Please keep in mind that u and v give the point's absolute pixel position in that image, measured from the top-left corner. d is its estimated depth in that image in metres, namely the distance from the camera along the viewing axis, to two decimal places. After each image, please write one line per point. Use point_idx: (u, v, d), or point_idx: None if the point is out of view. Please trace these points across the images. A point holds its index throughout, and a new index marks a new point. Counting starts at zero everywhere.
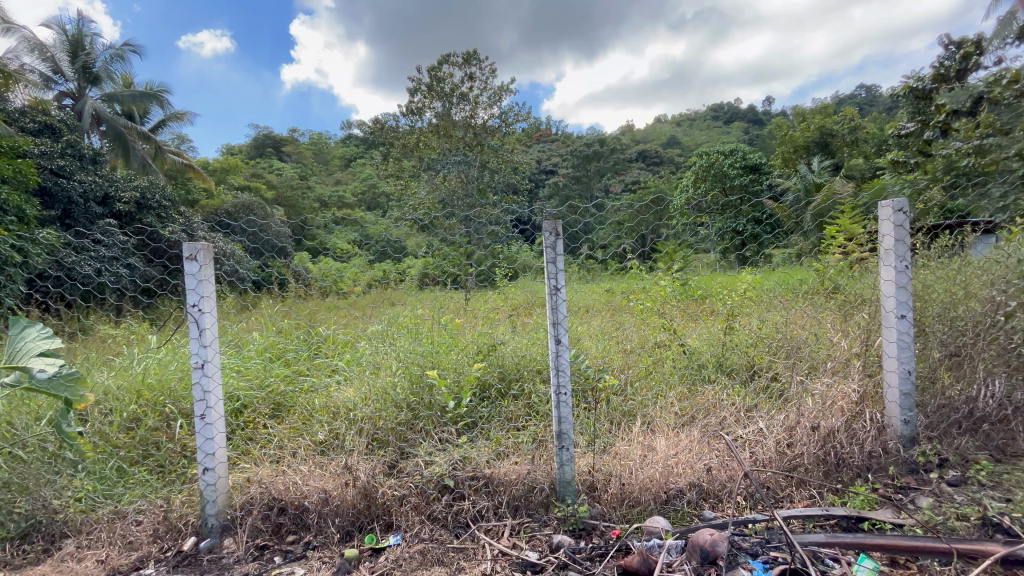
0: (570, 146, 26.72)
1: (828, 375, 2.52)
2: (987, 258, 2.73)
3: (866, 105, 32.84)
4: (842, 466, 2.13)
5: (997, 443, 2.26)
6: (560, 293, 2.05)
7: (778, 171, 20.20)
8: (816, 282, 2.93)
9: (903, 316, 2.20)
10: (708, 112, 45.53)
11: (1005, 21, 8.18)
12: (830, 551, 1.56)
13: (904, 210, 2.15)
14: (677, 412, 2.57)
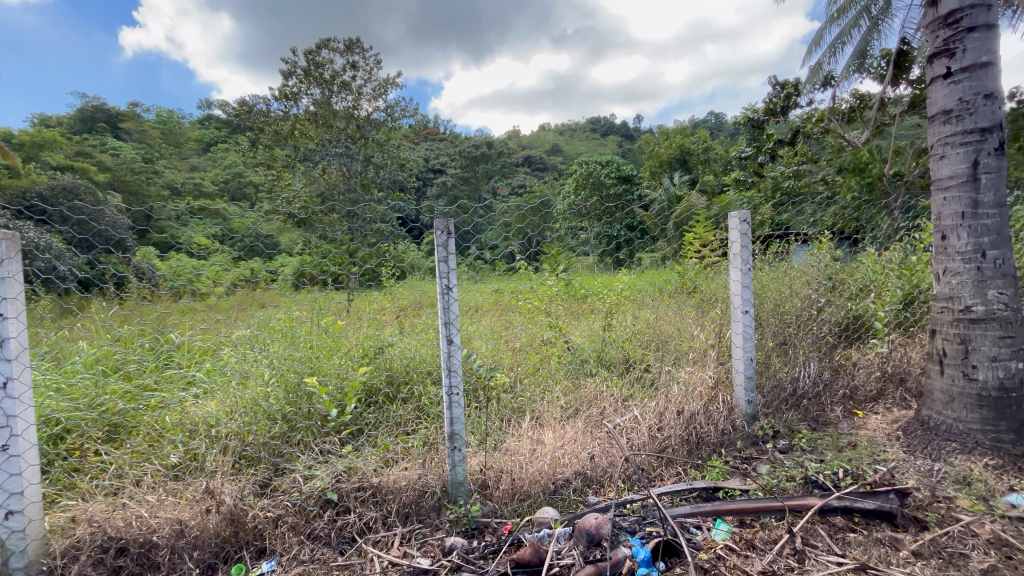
0: (458, 147, 26.79)
1: (690, 363, 2.89)
2: (806, 263, 3.33)
3: (715, 129, 38.02)
4: (701, 444, 2.42)
5: (813, 414, 2.75)
6: (452, 293, 2.04)
7: (646, 183, 22.44)
8: (678, 282, 3.46)
9: (747, 311, 2.55)
10: (587, 124, 48.88)
11: (814, 70, 10.09)
12: (694, 520, 1.75)
13: (747, 220, 2.49)
14: (563, 405, 2.71)
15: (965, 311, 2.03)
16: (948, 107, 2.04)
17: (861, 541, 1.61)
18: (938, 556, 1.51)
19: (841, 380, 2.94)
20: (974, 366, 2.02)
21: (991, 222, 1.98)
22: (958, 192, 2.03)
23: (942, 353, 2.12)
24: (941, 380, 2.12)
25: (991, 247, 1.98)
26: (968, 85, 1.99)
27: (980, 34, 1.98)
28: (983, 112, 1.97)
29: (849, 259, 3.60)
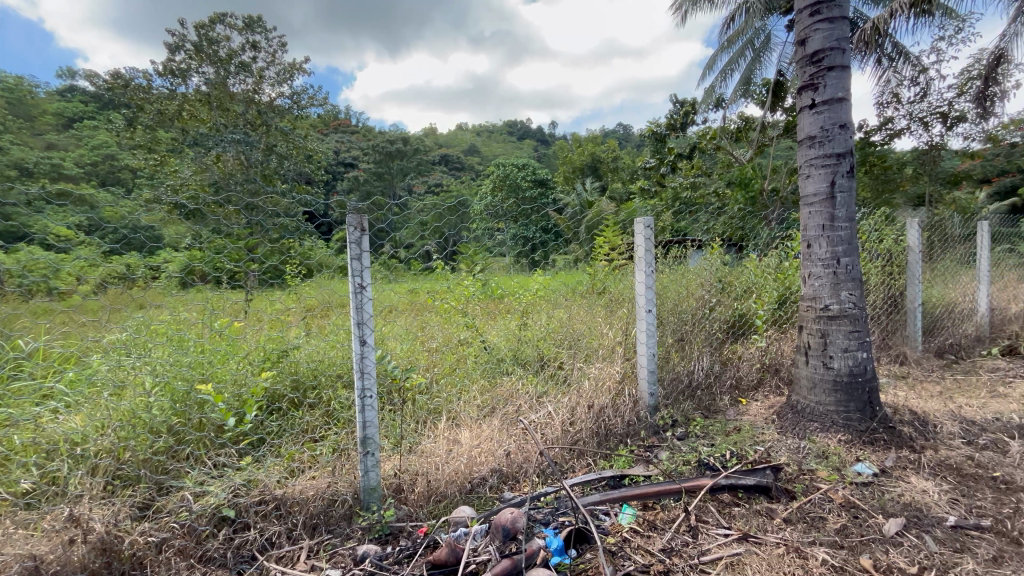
0: (371, 141, 25.80)
1: (600, 359, 3.05)
2: (700, 266, 3.68)
3: (623, 140, 40.62)
4: (609, 435, 2.60)
5: (705, 403, 3.06)
6: (366, 291, 1.97)
7: (560, 188, 23.37)
8: (589, 283, 3.43)
9: (649, 310, 2.76)
10: (504, 127, 49.56)
11: (708, 92, 11.16)
12: (603, 507, 1.85)
13: (650, 227, 2.69)
14: (478, 404, 2.72)
15: (824, 309, 2.37)
16: (812, 134, 2.37)
17: (744, 514, 1.81)
18: (803, 521, 1.74)
19: (728, 372, 3.29)
20: (830, 356, 2.35)
21: (844, 233, 2.32)
22: (819, 207, 2.36)
23: (807, 346, 2.45)
24: (806, 369, 2.45)
25: (844, 254, 2.32)
26: (828, 116, 2.32)
27: (837, 73, 2.32)
28: (838, 139, 2.30)
29: (737, 263, 4.01)
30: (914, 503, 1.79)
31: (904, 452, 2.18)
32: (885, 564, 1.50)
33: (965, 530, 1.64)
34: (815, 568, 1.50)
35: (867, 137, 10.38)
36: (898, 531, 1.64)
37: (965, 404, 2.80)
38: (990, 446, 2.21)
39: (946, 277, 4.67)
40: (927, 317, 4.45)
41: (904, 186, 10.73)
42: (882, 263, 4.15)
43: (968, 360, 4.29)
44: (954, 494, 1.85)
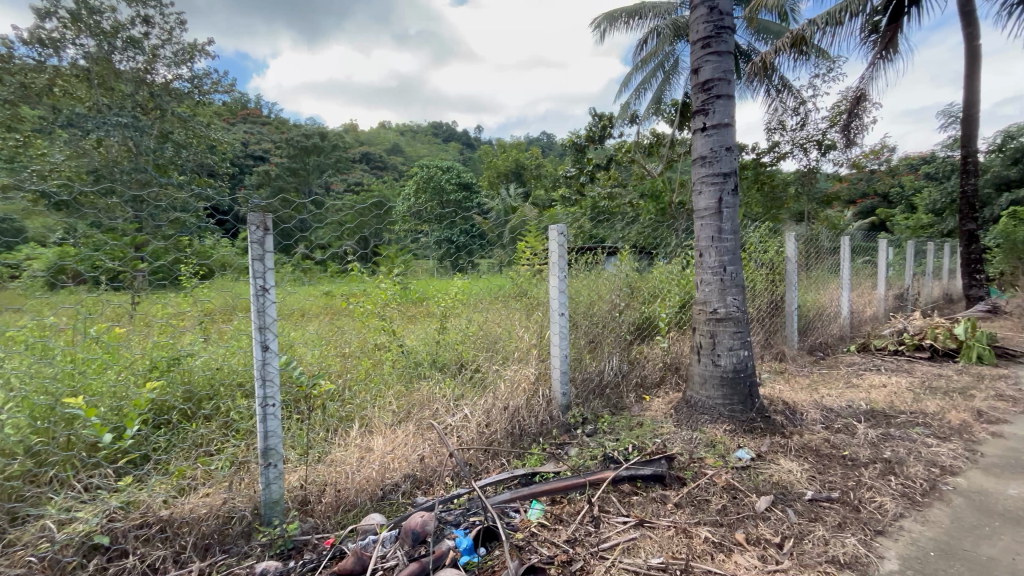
0: (284, 134, 24.25)
1: (515, 362, 3.14)
2: (611, 272, 3.90)
3: (546, 148, 41.93)
4: (523, 435, 2.67)
5: (613, 401, 3.25)
6: (269, 294, 1.87)
7: (484, 192, 23.60)
8: (511, 287, 3.52)
9: (562, 313, 2.89)
10: (428, 128, 48.93)
11: (624, 107, 11.86)
12: (512, 504, 1.90)
13: (563, 234, 2.82)
14: (393, 410, 2.68)
15: (713, 313, 2.63)
16: (704, 154, 2.62)
17: (641, 502, 1.96)
18: (691, 504, 1.92)
19: (635, 371, 3.52)
20: (718, 354, 2.61)
21: (730, 244, 2.59)
22: (709, 221, 2.61)
23: (699, 346, 2.69)
24: (699, 366, 2.69)
25: (729, 263, 2.59)
26: (716, 139, 2.59)
27: (724, 101, 2.59)
28: (724, 160, 2.57)
29: (645, 270, 4.30)
30: (781, 482, 2.04)
31: (777, 438, 2.48)
32: (756, 537, 1.70)
33: (819, 502, 1.91)
34: (698, 545, 1.67)
35: (758, 159, 11.60)
36: (767, 507, 1.87)
37: (827, 394, 3.24)
38: (842, 429, 2.58)
39: (820, 284, 5.35)
40: (803, 319, 5.07)
41: (787, 204, 12.12)
42: (766, 271, 4.67)
43: (833, 356, 4.95)
44: (812, 471, 2.14)
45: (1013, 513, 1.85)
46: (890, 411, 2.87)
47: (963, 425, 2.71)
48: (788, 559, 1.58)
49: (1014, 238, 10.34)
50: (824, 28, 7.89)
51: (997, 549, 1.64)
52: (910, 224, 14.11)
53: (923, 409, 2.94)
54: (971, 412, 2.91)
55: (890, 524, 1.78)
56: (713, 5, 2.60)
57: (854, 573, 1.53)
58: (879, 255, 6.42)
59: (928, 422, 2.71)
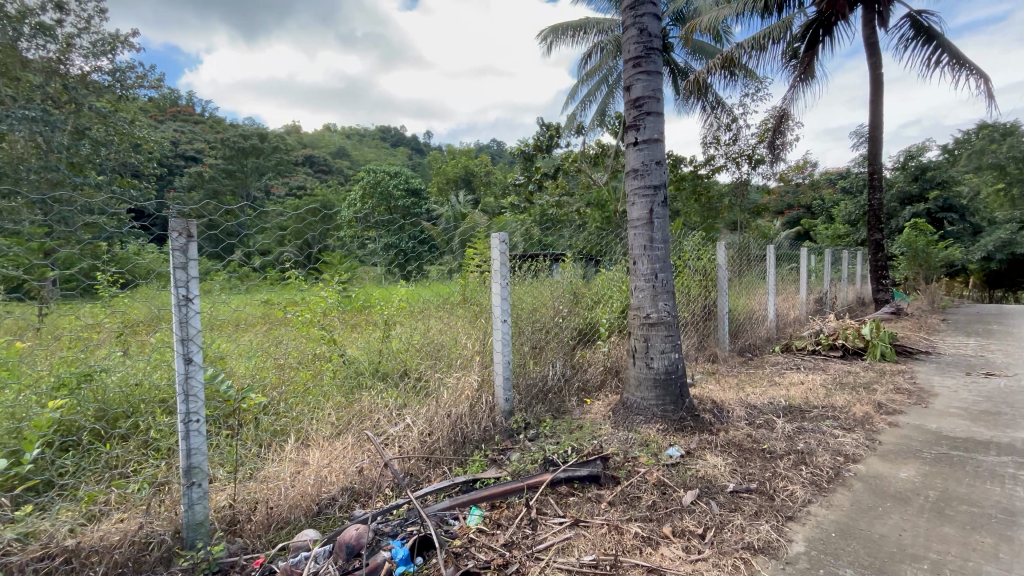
0: (220, 134, 22.99)
1: (458, 369, 3.08)
2: (555, 279, 4.00)
3: (496, 156, 42.37)
4: (465, 442, 2.69)
5: (555, 404, 3.33)
6: (192, 304, 1.78)
7: (434, 199, 23.46)
8: (460, 295, 3.50)
9: (504, 321, 2.93)
10: (376, 132, 47.98)
11: (570, 118, 12.18)
12: (451, 512, 1.91)
13: (504, 242, 2.86)
14: (331, 422, 2.60)
15: (646, 317, 2.76)
16: (636, 167, 2.76)
17: (577, 502, 2.02)
18: (623, 502, 2.01)
19: (577, 375, 3.62)
20: (651, 357, 2.74)
21: (661, 252, 2.74)
22: (641, 230, 2.75)
23: (634, 349, 2.81)
24: (634, 369, 2.81)
25: (661, 270, 2.74)
26: (647, 153, 2.73)
27: (654, 118, 2.74)
28: (654, 174, 2.72)
29: (588, 277, 4.44)
30: (706, 477, 2.17)
31: (705, 435, 2.63)
32: (681, 529, 1.81)
33: (739, 493, 2.05)
34: (628, 540, 1.75)
35: (695, 171, 12.27)
36: (693, 501, 1.98)
37: (752, 393, 3.48)
38: (763, 425, 2.78)
39: (749, 289, 5.73)
40: (734, 322, 5.41)
41: (721, 214, 12.90)
42: (700, 278, 4.94)
43: (760, 357, 5.32)
44: (735, 465, 2.29)
45: (902, 494, 2.07)
46: (805, 406, 3.13)
47: (866, 416, 2.99)
48: (709, 548, 1.70)
49: (914, 247, 11.52)
50: (750, 52, 8.51)
51: (888, 526, 1.83)
52: (829, 234, 15.39)
53: (834, 403, 3.22)
54: (873, 405, 3.22)
55: (799, 510, 1.94)
56: (643, 27, 2.75)
57: (767, 557, 1.66)
58: (801, 262, 6.96)
59: (836, 415, 2.98)
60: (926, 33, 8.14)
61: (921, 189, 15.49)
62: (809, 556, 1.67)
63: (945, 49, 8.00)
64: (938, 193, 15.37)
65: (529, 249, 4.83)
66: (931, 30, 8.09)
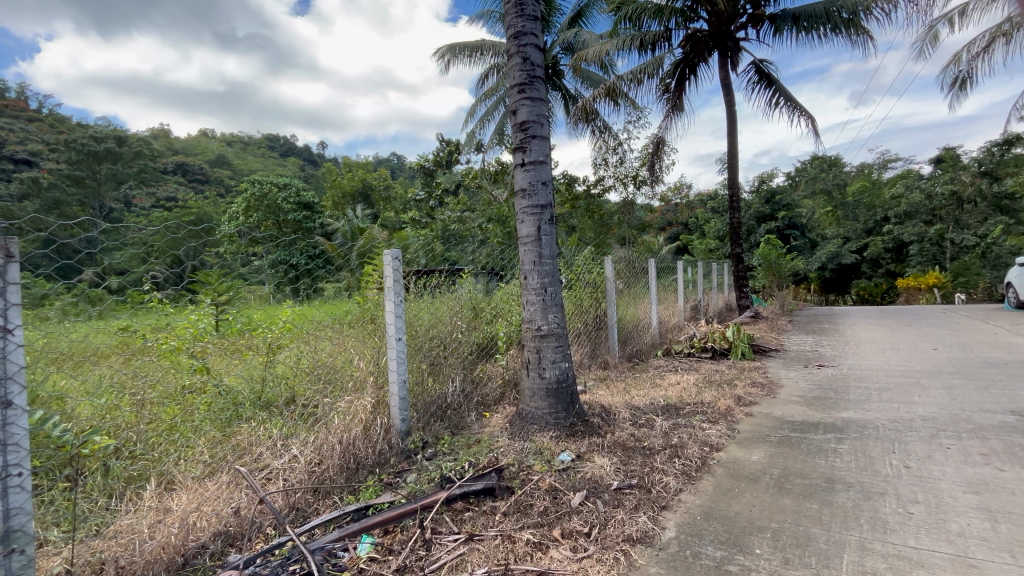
0: (64, 135, 19.80)
1: (349, 392, 2.89)
2: (455, 293, 3.99)
3: (396, 169, 41.74)
4: (358, 468, 2.59)
5: (454, 421, 3.32)
6: (13, 335, 1.51)
7: (329, 213, 22.39)
8: (358, 313, 3.25)
9: (399, 338, 2.86)
10: (263, 139, 44.54)
11: (470, 134, 12.38)
12: (340, 543, 1.83)
13: (398, 259, 2.83)
14: (201, 460, 2.34)
15: (538, 330, 2.89)
16: (524, 187, 2.90)
17: (472, 516, 2.04)
18: (517, 511, 2.06)
19: (476, 390, 3.66)
20: (544, 367, 2.87)
21: (549, 268, 2.89)
22: (530, 247, 2.89)
23: (527, 361, 2.92)
24: (528, 380, 2.91)
25: (549, 284, 2.89)
26: (534, 174, 2.89)
27: (539, 141, 2.91)
28: (541, 194, 2.88)
29: (488, 291, 4.51)
30: (594, 477, 2.30)
31: (594, 438, 2.80)
32: (569, 530, 1.91)
33: (622, 489, 2.22)
34: (520, 548, 1.81)
35: (588, 190, 13.15)
36: (581, 502, 2.10)
37: (636, 395, 3.77)
38: (645, 424, 3.04)
39: (636, 299, 6.23)
40: (622, 331, 5.84)
41: (611, 229, 13.91)
42: (592, 290, 5.28)
43: (646, 361, 5.80)
44: (618, 464, 2.47)
45: (753, 474, 2.38)
46: (680, 404, 3.47)
47: (728, 409, 3.40)
48: (593, 544, 1.82)
49: (768, 259, 13.40)
50: (629, 84, 9.40)
51: (741, 504, 2.10)
52: (702, 248, 17.30)
53: (703, 399, 3.61)
54: (733, 399, 3.67)
55: (672, 499, 2.15)
56: (526, 56, 2.92)
57: (643, 546, 1.83)
58: (678, 274, 7.74)
59: (705, 409, 3.35)
60: (767, 78, 9.62)
61: (771, 210, 18.08)
62: (678, 539, 1.86)
63: (782, 93, 9.52)
64: (784, 213, 18.05)
65: (429, 264, 4.79)
66: (771, 77, 9.59)
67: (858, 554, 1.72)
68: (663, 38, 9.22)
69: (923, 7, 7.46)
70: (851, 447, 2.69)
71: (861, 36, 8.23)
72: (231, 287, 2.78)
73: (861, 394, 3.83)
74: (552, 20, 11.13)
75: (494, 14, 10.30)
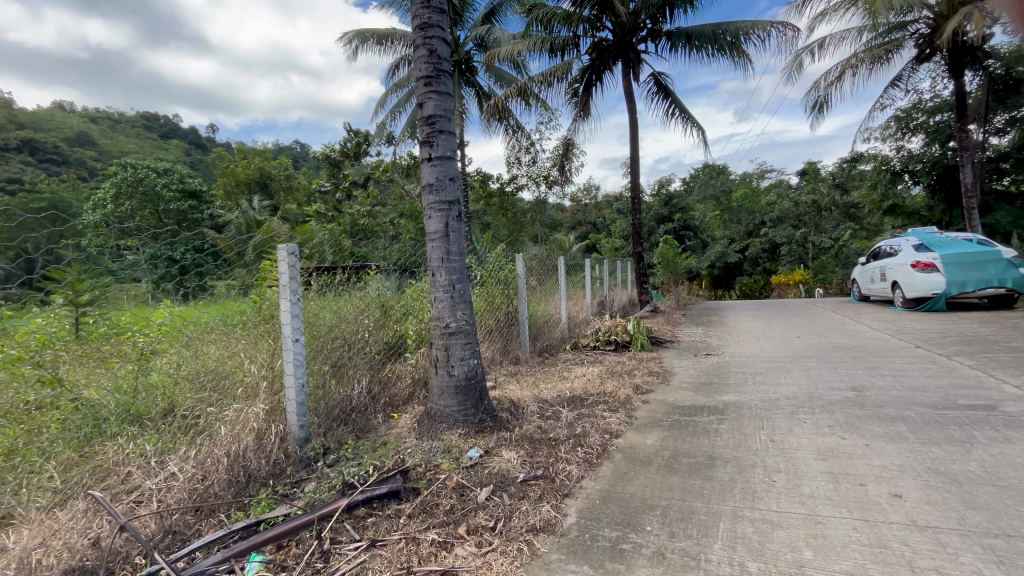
0: None
1: (239, 400, 2.64)
2: (361, 290, 3.80)
3: (300, 158, 39.25)
4: (250, 481, 2.39)
5: (358, 424, 3.18)
6: None
7: (221, 202, 20.44)
8: (253, 313, 2.94)
9: (296, 339, 2.67)
10: (139, 117, 39.43)
11: (379, 126, 11.94)
12: (224, 566, 1.69)
13: (294, 254, 2.63)
14: (50, 487, 2.03)
15: (446, 327, 2.86)
16: (431, 182, 2.85)
17: (375, 521, 1.98)
18: (422, 512, 2.03)
19: (384, 391, 3.53)
20: (452, 365, 2.85)
21: (457, 264, 2.87)
22: (438, 243, 2.84)
23: (435, 359, 2.88)
24: (437, 378, 2.88)
25: (457, 282, 2.87)
26: (441, 170, 2.85)
27: (446, 136, 2.88)
28: (448, 189, 2.85)
29: (398, 288, 4.37)
30: (501, 471, 2.34)
31: (502, 432, 2.84)
32: (475, 526, 1.92)
33: (528, 481, 2.27)
34: (424, 549, 1.79)
35: (501, 188, 13.30)
36: (487, 497, 2.12)
37: (544, 389, 3.89)
38: (551, 416, 3.14)
39: (548, 295, 6.43)
40: (534, 326, 5.99)
41: (524, 227, 14.23)
42: (504, 288, 5.36)
43: (555, 356, 6.01)
44: (525, 456, 2.53)
45: (647, 457, 2.57)
46: (585, 395, 3.65)
47: (626, 398, 3.63)
48: (498, 538, 1.85)
49: (666, 257, 14.53)
50: (540, 85, 9.63)
51: (635, 485, 2.25)
52: (608, 247, 18.31)
53: (605, 390, 3.82)
54: (632, 388, 3.93)
55: (574, 486, 2.25)
56: (432, 49, 2.87)
57: (546, 534, 1.89)
58: (586, 271, 8.11)
59: (606, 399, 3.55)
60: (665, 90, 10.38)
61: (669, 212, 19.67)
62: (579, 524, 1.95)
63: (677, 105, 10.34)
64: (680, 215, 19.71)
65: (335, 259, 4.52)
66: (667, 89, 10.37)
67: (732, 521, 1.92)
68: (572, 44, 9.56)
69: (790, 37, 8.50)
70: (730, 426, 3.01)
71: (742, 58, 9.18)
72: (95, 284, 2.35)
73: (739, 378, 4.30)
74: (465, 16, 11.06)
75: (404, 2, 10.00)
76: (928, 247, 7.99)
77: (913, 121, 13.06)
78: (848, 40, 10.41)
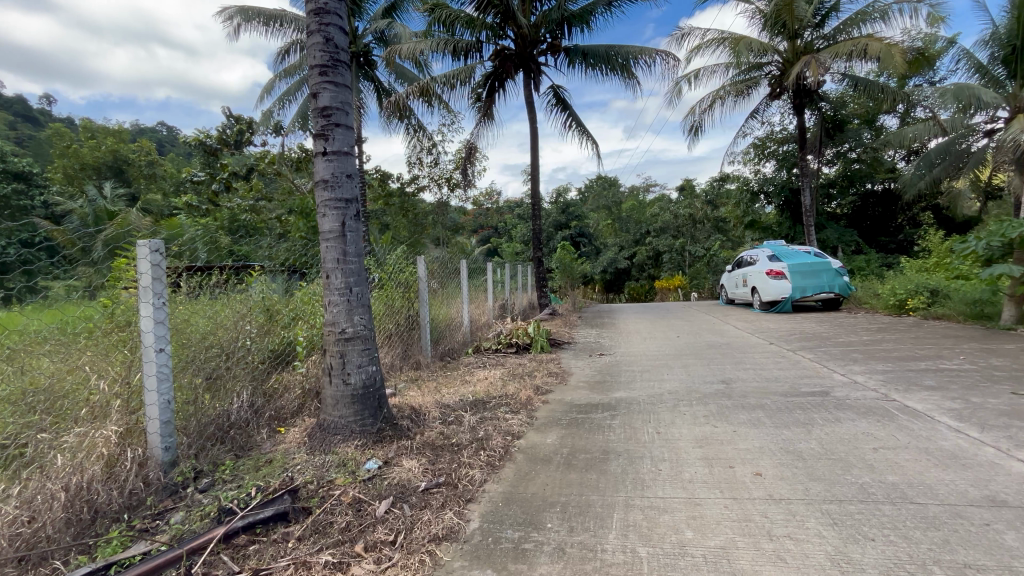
0: None
1: (83, 423, 2.23)
2: (243, 293, 3.41)
3: (168, 143, 34.66)
4: (97, 517, 2.03)
5: (238, 442, 2.86)
6: None
7: (60, 188, 17.22)
8: (104, 319, 2.47)
9: (161, 349, 2.32)
10: None
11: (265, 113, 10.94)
12: None
13: (159, 251, 2.28)
14: None
15: (342, 333, 2.69)
16: (326, 178, 2.67)
17: (258, 549, 1.79)
18: (314, 532, 1.88)
19: (269, 404, 3.22)
20: (348, 373, 2.69)
21: (355, 266, 2.72)
22: (334, 243, 2.67)
23: (330, 367, 2.70)
24: (330, 388, 2.69)
25: (355, 284, 2.72)
26: (337, 165, 2.68)
27: (342, 130, 2.72)
28: (345, 186, 2.69)
29: (286, 291, 4.01)
30: (401, 482, 2.25)
31: (402, 441, 2.73)
32: (373, 542, 1.83)
33: (430, 489, 2.21)
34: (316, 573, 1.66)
35: (402, 188, 12.93)
36: (386, 510, 2.02)
37: (446, 393, 3.84)
38: (454, 421, 3.10)
39: (450, 298, 6.36)
40: (436, 330, 5.89)
41: (426, 229, 13.95)
42: (405, 290, 5.20)
43: (457, 359, 5.97)
44: (427, 464, 2.46)
45: (547, 456, 2.65)
46: (487, 398, 3.66)
47: (528, 399, 3.72)
48: (398, 551, 1.78)
49: (564, 263, 15.23)
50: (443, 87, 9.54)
51: (537, 485, 2.30)
52: (510, 251, 18.69)
53: (507, 392, 3.88)
54: (533, 389, 4.04)
55: (477, 491, 2.25)
56: (328, 37, 2.70)
57: (449, 542, 1.85)
58: (487, 275, 7.98)
59: (508, 401, 3.60)
60: (563, 102, 10.88)
61: (566, 219, 20.65)
62: (481, 528, 1.94)
63: (574, 117, 10.90)
64: (576, 223, 20.77)
65: (209, 257, 4.02)
66: (565, 102, 10.89)
67: (624, 511, 2.05)
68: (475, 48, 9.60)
69: (671, 66, 9.40)
70: (621, 422, 3.22)
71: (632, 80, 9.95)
72: None
73: (629, 376, 4.64)
74: (364, 7, 10.60)
75: None
76: (779, 258, 9.33)
77: (768, 149, 15.26)
78: (717, 73, 11.82)
